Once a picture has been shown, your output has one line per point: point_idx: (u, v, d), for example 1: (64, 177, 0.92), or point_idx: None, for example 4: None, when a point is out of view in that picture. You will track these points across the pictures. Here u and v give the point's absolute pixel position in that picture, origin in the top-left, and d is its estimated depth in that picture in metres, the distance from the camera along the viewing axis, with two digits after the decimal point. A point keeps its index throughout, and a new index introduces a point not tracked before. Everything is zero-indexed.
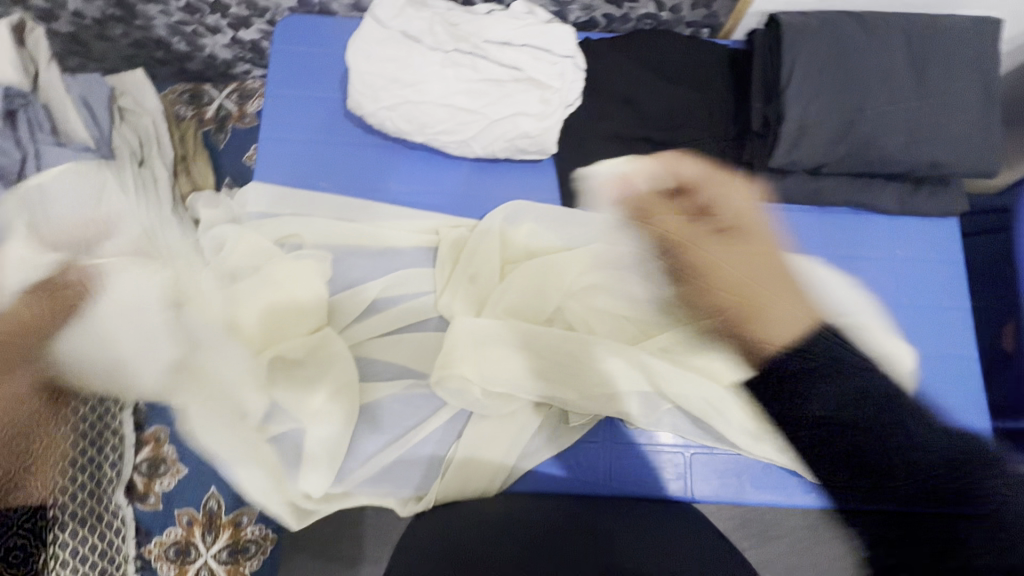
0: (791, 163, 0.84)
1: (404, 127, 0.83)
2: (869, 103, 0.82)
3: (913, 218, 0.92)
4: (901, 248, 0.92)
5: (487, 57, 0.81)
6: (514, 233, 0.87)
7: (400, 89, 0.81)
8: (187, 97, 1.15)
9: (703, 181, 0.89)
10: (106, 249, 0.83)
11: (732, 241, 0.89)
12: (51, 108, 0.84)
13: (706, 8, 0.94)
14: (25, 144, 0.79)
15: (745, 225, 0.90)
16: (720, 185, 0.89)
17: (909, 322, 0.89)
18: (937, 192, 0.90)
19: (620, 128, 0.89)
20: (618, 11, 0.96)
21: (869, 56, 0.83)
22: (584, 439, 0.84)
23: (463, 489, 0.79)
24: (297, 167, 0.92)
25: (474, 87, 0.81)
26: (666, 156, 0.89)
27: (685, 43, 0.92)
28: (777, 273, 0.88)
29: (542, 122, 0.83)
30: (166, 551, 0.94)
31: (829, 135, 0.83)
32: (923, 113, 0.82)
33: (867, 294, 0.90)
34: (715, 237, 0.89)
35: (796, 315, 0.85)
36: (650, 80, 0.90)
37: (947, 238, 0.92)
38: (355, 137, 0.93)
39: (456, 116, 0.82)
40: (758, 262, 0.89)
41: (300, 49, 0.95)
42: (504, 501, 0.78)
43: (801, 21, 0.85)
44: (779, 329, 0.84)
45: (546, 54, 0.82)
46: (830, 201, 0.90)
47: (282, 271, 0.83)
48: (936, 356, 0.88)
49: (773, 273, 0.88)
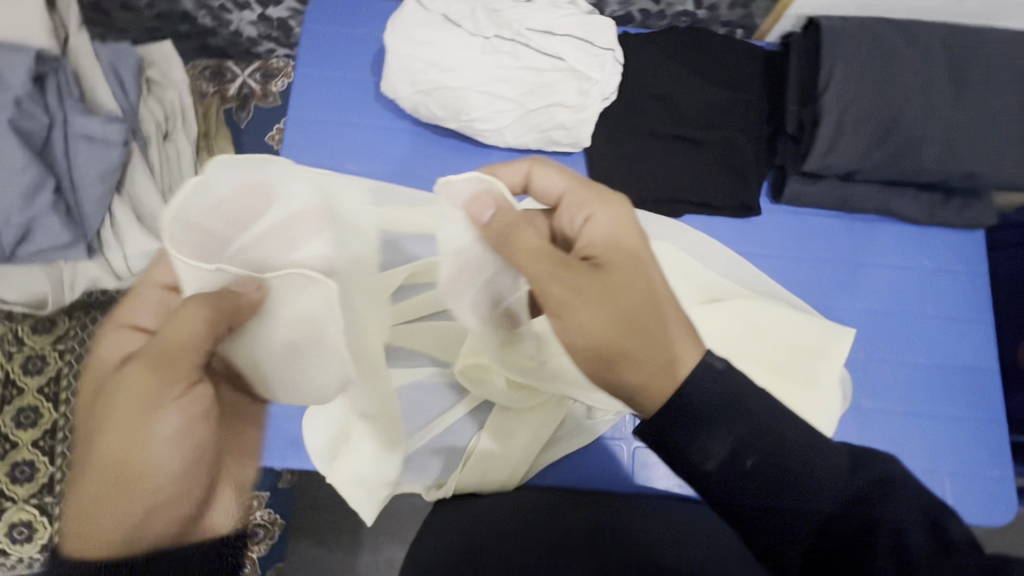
0: (825, 167, 0.84)
1: (438, 113, 0.83)
2: (906, 111, 0.82)
3: (939, 229, 0.93)
4: (928, 258, 0.92)
5: (529, 44, 0.80)
6: None
7: (438, 73, 0.79)
8: (208, 74, 1.12)
9: (570, 193, 0.57)
10: (128, 223, 0.82)
11: (591, 267, 0.52)
12: (79, 74, 0.81)
13: (744, 8, 0.94)
14: (51, 108, 0.76)
15: (605, 244, 0.54)
16: (573, 198, 0.57)
17: (932, 331, 0.89)
18: (966, 204, 0.91)
19: (656, 124, 0.88)
20: (655, 6, 0.95)
21: (908, 63, 0.83)
22: (606, 435, 0.85)
23: (482, 481, 0.78)
24: (326, 148, 0.90)
25: (513, 75, 0.80)
26: (518, 163, 0.59)
27: (723, 41, 0.92)
28: (642, 302, 0.51)
29: (578, 114, 0.82)
30: None
31: (865, 141, 0.83)
32: (960, 124, 0.82)
33: (892, 302, 0.90)
34: (568, 270, 0.52)
35: (660, 358, 0.49)
36: (687, 77, 0.89)
37: (972, 249, 0.93)
38: (385, 121, 0.92)
39: (493, 103, 0.81)
40: (626, 297, 0.51)
41: (332, 29, 0.94)
42: (525, 493, 0.77)
43: (841, 25, 0.85)
44: (646, 380, 0.49)
45: (588, 45, 0.81)
46: (860, 208, 0.90)
47: None
48: (957, 366, 0.88)
49: (628, 303, 0.51)
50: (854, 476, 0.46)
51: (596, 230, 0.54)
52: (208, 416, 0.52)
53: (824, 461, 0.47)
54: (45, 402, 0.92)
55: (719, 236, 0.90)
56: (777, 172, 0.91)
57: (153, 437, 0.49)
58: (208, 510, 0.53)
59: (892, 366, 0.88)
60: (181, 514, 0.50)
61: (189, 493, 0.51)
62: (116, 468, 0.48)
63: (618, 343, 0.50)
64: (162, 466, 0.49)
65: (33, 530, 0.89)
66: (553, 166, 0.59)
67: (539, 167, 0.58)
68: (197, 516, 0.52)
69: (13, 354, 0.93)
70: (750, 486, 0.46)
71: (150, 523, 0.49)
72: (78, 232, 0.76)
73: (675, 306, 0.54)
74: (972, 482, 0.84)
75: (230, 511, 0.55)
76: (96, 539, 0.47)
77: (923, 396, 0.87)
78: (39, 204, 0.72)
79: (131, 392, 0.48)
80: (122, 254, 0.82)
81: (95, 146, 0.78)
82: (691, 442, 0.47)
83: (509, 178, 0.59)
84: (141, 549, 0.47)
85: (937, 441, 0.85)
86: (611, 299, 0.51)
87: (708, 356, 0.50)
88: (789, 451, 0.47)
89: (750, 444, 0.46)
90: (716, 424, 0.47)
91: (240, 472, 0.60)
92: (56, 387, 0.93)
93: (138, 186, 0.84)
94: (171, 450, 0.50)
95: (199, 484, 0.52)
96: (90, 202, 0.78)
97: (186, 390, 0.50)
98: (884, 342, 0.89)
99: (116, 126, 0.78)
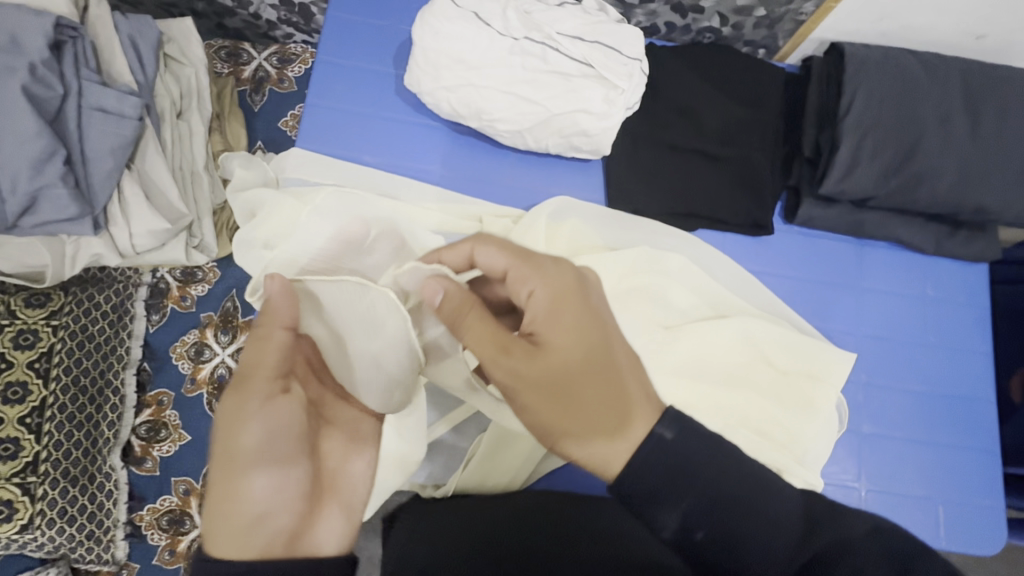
0: (840, 192, 0.85)
1: (460, 110, 0.82)
2: (923, 142, 0.83)
3: (946, 259, 0.94)
4: (933, 287, 0.93)
5: (558, 49, 0.80)
6: (559, 229, 0.84)
7: (464, 71, 0.79)
8: (224, 54, 1.10)
9: (515, 271, 0.57)
10: (136, 200, 0.80)
11: (533, 347, 0.53)
12: (98, 46, 0.79)
13: (769, 28, 0.94)
14: (67, 78, 0.74)
15: (550, 321, 0.54)
16: (519, 274, 0.57)
17: (933, 360, 0.90)
18: (974, 237, 0.92)
19: (676, 138, 0.88)
20: (682, 21, 0.95)
21: (928, 96, 0.84)
22: None
23: (483, 483, 0.77)
24: (343, 138, 0.89)
25: (540, 78, 0.79)
26: (460, 246, 0.61)
27: (746, 60, 0.93)
28: (581, 376, 0.52)
29: (601, 122, 0.81)
30: (158, 519, 0.94)
31: (881, 169, 0.84)
32: (975, 158, 0.83)
33: (896, 329, 0.91)
34: (507, 353, 0.53)
35: (609, 425, 0.50)
36: (709, 93, 0.90)
37: (975, 282, 0.94)
38: (404, 114, 0.91)
39: (517, 105, 0.80)
40: (564, 376, 0.52)
41: (355, 18, 0.93)
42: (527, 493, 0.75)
43: (864, 54, 0.86)
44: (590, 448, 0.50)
45: (616, 54, 0.80)
46: (870, 234, 0.91)
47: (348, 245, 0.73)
48: (956, 397, 0.89)
49: (568, 377, 0.52)
50: (806, 536, 0.46)
51: (538, 309, 0.55)
52: (295, 421, 0.51)
53: (773, 514, 0.47)
54: (36, 378, 0.90)
55: (730, 252, 0.91)
56: (791, 194, 0.92)
57: (248, 452, 0.48)
58: (311, 523, 0.50)
59: (894, 393, 0.88)
60: (285, 527, 0.48)
61: (289, 505, 0.49)
62: (223, 489, 0.47)
63: (557, 419, 0.52)
64: (260, 478, 0.48)
65: (14, 510, 0.86)
66: (494, 244, 0.59)
67: (483, 249, 0.59)
68: (301, 530, 0.49)
69: (4, 328, 0.90)
70: (698, 550, 0.46)
71: (256, 540, 0.46)
72: (85, 207, 0.75)
73: (626, 372, 0.53)
74: (964, 510, 0.85)
75: (334, 521, 0.51)
76: (229, 539, 0.46)
77: (921, 423, 0.88)
78: (47, 173, 0.71)
79: (224, 413, 0.49)
80: (128, 232, 0.81)
81: (110, 121, 0.76)
82: (640, 511, 0.47)
83: (455, 261, 0.61)
84: (250, 537, 0.46)
85: (933, 468, 0.86)
86: (553, 377, 0.52)
87: (654, 427, 0.49)
88: (736, 510, 0.47)
89: (695, 512, 0.46)
90: (663, 496, 0.46)
91: (350, 484, 0.54)
92: (48, 362, 0.91)
93: (149, 163, 0.82)
94: (267, 462, 0.48)
95: (297, 493, 0.50)
96: (99, 177, 0.76)
97: (271, 395, 0.49)
98: (887, 369, 0.89)
99: (132, 101, 0.77)
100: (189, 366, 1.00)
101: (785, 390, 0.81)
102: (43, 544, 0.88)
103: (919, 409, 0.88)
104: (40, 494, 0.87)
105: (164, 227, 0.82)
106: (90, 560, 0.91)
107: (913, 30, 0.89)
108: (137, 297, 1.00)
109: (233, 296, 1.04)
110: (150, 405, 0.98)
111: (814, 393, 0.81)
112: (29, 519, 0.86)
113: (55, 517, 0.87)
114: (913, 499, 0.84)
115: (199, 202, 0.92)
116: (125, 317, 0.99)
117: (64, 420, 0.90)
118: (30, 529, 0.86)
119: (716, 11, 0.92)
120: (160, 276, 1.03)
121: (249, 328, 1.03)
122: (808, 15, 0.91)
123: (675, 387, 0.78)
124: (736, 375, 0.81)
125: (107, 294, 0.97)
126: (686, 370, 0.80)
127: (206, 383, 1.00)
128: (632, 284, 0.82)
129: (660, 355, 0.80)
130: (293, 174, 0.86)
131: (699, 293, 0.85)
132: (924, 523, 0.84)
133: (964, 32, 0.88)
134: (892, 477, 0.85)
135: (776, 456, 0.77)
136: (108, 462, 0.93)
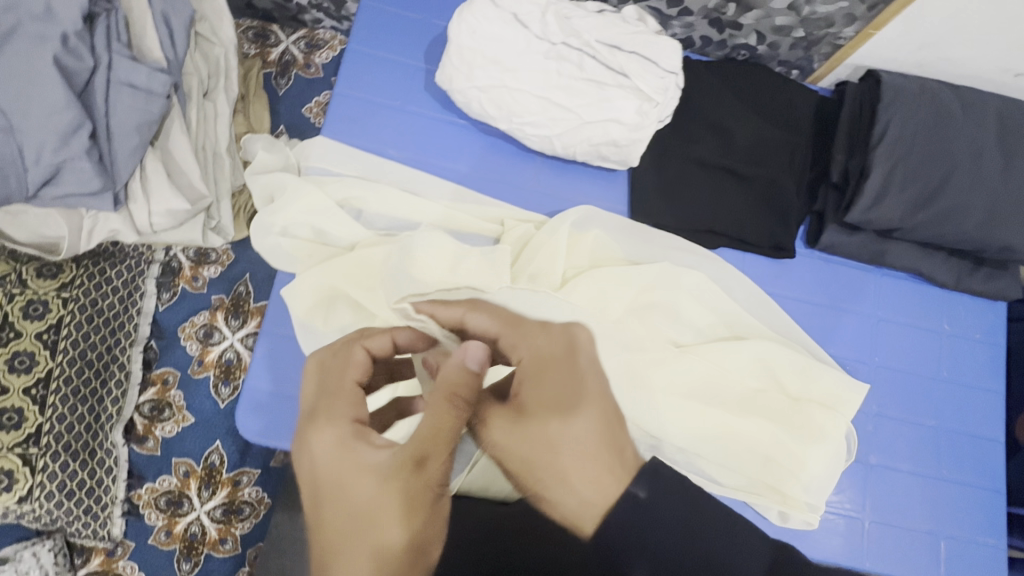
0: (867, 221, 0.85)
1: (491, 111, 0.81)
2: (954, 176, 0.83)
3: (965, 295, 0.94)
4: (949, 322, 0.93)
5: (596, 57, 0.79)
6: (581, 238, 0.84)
7: (497, 72, 0.78)
8: (251, 35, 1.09)
9: (503, 339, 0.68)
10: (158, 179, 0.79)
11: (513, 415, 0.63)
12: (130, 20, 0.79)
13: (805, 49, 0.94)
14: (98, 50, 0.73)
15: (534, 390, 0.65)
16: (509, 346, 0.68)
17: (945, 396, 0.90)
18: (994, 275, 0.92)
19: (705, 154, 0.87)
20: (718, 35, 0.94)
21: (963, 132, 0.84)
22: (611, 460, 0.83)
23: None
24: (369, 130, 0.88)
25: (575, 85, 0.79)
26: (454, 308, 0.71)
27: (780, 80, 0.92)
28: (558, 433, 0.62)
29: (633, 133, 0.81)
30: (156, 499, 0.94)
31: (910, 201, 0.83)
32: (1005, 197, 0.83)
33: (910, 362, 0.90)
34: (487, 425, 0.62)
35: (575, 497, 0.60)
36: (741, 110, 0.89)
37: (993, 319, 0.94)
38: (431, 110, 0.90)
39: (549, 110, 0.80)
40: (546, 439, 0.62)
41: (390, 10, 0.92)
42: None
43: (900, 83, 0.86)
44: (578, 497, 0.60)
45: (653, 67, 0.79)
46: (891, 264, 0.91)
47: (377, 253, 0.79)
48: (966, 435, 0.89)
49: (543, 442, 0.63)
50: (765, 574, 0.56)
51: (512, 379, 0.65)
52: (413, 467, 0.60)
53: (745, 554, 0.57)
54: (43, 349, 0.88)
55: (749, 272, 0.90)
56: (815, 219, 0.92)
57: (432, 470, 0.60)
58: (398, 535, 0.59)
59: (903, 425, 0.88)
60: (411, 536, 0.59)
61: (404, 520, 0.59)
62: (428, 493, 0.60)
63: (546, 468, 0.62)
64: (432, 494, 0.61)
65: (13, 481, 0.84)
66: (487, 313, 0.70)
67: (472, 315, 0.70)
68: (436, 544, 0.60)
69: (13, 297, 0.88)
70: None
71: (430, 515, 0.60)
72: (108, 181, 0.74)
73: (609, 420, 0.69)
74: (966, 547, 0.85)
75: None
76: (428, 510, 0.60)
77: (928, 457, 0.87)
78: (73, 146, 0.70)
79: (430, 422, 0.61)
80: (147, 210, 0.80)
81: (138, 96, 0.75)
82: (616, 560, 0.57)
83: (446, 319, 0.70)
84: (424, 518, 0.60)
85: (938, 504, 0.86)
86: (538, 436, 0.63)
87: (629, 486, 0.60)
88: (703, 568, 0.55)
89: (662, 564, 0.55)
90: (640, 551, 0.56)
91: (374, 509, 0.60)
92: (57, 334, 0.89)
93: (173, 142, 0.82)
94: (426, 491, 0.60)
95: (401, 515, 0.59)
96: (123, 153, 0.75)
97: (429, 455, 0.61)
98: (897, 400, 0.89)
99: (161, 78, 0.76)
100: (197, 347, 1.00)
101: (799, 417, 0.80)
102: (40, 516, 0.87)
103: (927, 444, 0.88)
104: (40, 466, 0.85)
105: (184, 208, 0.81)
106: (85, 535, 0.90)
107: (951, 62, 0.89)
108: (148, 275, 1.00)
109: (246, 280, 1.03)
110: (154, 384, 0.98)
111: (821, 421, 0.80)
112: (28, 490, 0.85)
113: (54, 490, 0.86)
114: (916, 534, 0.84)
115: (219, 184, 0.91)
116: (135, 294, 0.98)
117: (69, 394, 0.88)
118: (29, 500, 0.85)
119: (753, 29, 0.91)
120: (173, 255, 1.03)
121: (259, 314, 1.02)
122: (846, 40, 0.91)
123: (685, 404, 0.78)
124: (749, 397, 0.80)
125: (119, 270, 0.97)
126: (699, 389, 0.79)
127: (213, 366, 0.99)
128: (648, 298, 0.81)
129: (675, 372, 0.79)
130: (316, 164, 0.86)
131: (707, 307, 0.83)
132: (925, 558, 0.83)
133: (1002, 69, 0.87)
134: (896, 510, 0.85)
135: (779, 482, 0.78)
136: (109, 439, 0.92)
